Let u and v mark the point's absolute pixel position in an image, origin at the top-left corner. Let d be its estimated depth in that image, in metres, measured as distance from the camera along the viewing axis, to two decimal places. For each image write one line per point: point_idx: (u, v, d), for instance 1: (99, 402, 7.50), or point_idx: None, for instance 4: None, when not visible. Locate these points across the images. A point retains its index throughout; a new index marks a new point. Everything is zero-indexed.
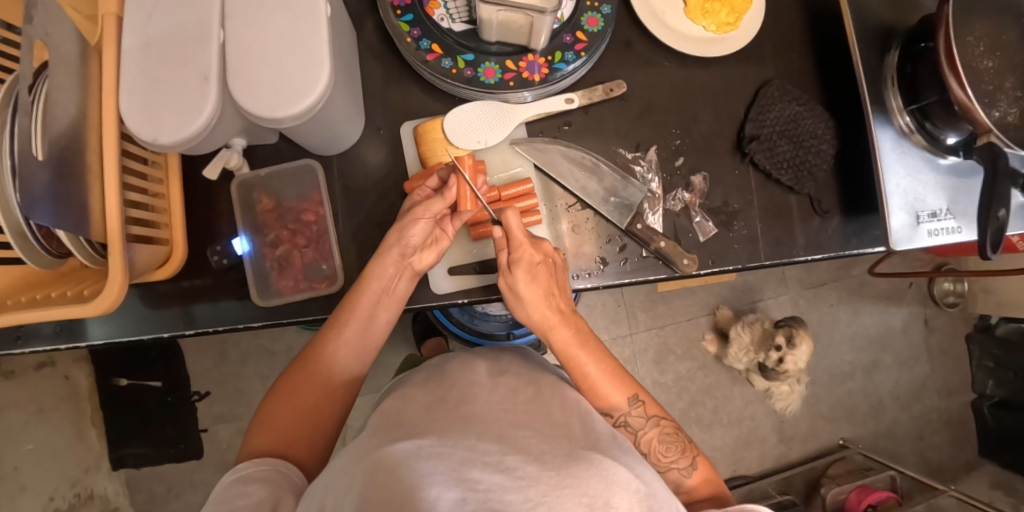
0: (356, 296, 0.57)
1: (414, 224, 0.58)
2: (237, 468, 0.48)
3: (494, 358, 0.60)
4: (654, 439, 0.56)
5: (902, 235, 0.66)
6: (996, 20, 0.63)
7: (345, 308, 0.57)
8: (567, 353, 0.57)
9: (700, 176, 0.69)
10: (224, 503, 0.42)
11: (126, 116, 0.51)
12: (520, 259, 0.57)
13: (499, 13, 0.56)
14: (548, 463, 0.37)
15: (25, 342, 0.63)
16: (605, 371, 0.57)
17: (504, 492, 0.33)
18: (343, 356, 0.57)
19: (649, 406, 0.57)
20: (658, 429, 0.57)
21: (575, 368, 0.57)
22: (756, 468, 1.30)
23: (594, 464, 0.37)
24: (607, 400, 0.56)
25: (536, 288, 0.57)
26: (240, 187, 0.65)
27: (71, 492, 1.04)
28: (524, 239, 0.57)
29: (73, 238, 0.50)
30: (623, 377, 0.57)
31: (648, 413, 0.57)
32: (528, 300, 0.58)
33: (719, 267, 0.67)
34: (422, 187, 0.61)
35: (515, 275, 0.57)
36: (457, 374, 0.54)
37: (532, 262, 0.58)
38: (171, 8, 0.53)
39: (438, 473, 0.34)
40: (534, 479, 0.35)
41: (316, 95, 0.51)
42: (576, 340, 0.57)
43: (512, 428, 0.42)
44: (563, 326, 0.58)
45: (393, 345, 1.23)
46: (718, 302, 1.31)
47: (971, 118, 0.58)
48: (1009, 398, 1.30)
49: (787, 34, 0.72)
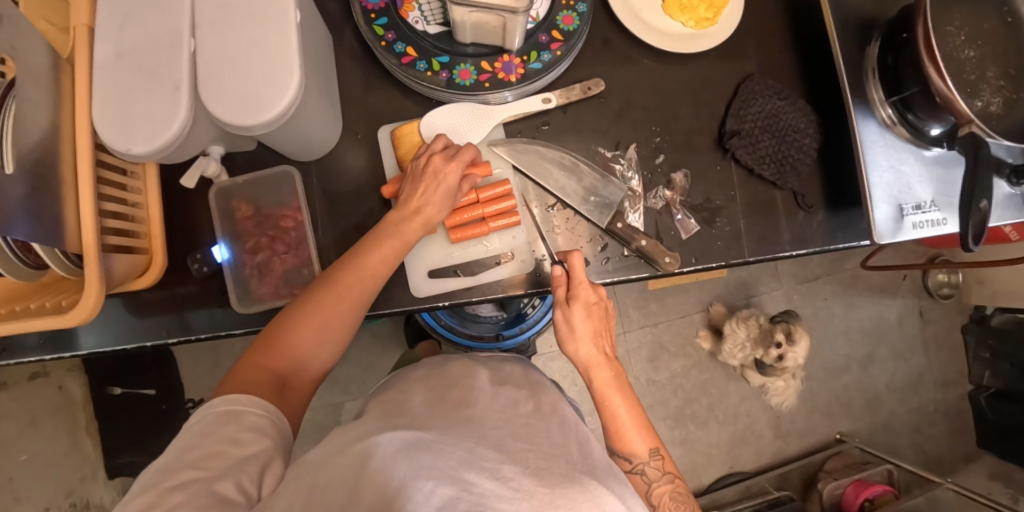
0: (384, 241, 0.57)
1: (448, 176, 0.60)
2: (233, 399, 0.46)
3: (495, 366, 0.59)
4: (666, 494, 0.54)
5: (885, 227, 0.65)
6: (976, 9, 0.62)
7: (375, 248, 0.56)
8: (603, 394, 0.57)
9: (681, 173, 0.68)
10: (212, 434, 0.42)
11: (100, 128, 0.51)
12: (578, 295, 0.58)
13: (472, 14, 0.56)
14: (544, 479, 0.35)
15: (11, 353, 0.63)
16: (635, 418, 0.56)
17: (498, 500, 0.32)
18: (365, 296, 0.56)
19: (667, 461, 0.55)
20: (672, 487, 0.55)
21: (607, 410, 0.56)
22: (753, 464, 1.29)
23: (587, 488, 0.35)
24: (628, 446, 0.55)
25: (589, 327, 0.58)
26: (218, 195, 0.65)
27: (67, 501, 1.04)
28: (583, 278, 0.58)
29: (50, 253, 0.50)
30: (650, 429, 0.56)
31: (666, 469, 0.55)
32: (580, 336, 0.58)
33: (703, 264, 0.67)
34: (463, 157, 0.60)
35: (572, 310, 0.58)
36: (458, 377, 0.53)
37: (588, 301, 0.58)
38: (142, 18, 0.53)
39: (436, 467, 0.33)
40: (527, 493, 0.33)
41: (287, 101, 0.51)
42: (615, 383, 0.57)
43: (511, 439, 0.40)
44: (604, 367, 0.58)
45: (386, 348, 1.23)
46: (711, 299, 1.30)
47: (952, 109, 0.58)
48: (1007, 389, 1.28)
49: (766, 28, 0.72)
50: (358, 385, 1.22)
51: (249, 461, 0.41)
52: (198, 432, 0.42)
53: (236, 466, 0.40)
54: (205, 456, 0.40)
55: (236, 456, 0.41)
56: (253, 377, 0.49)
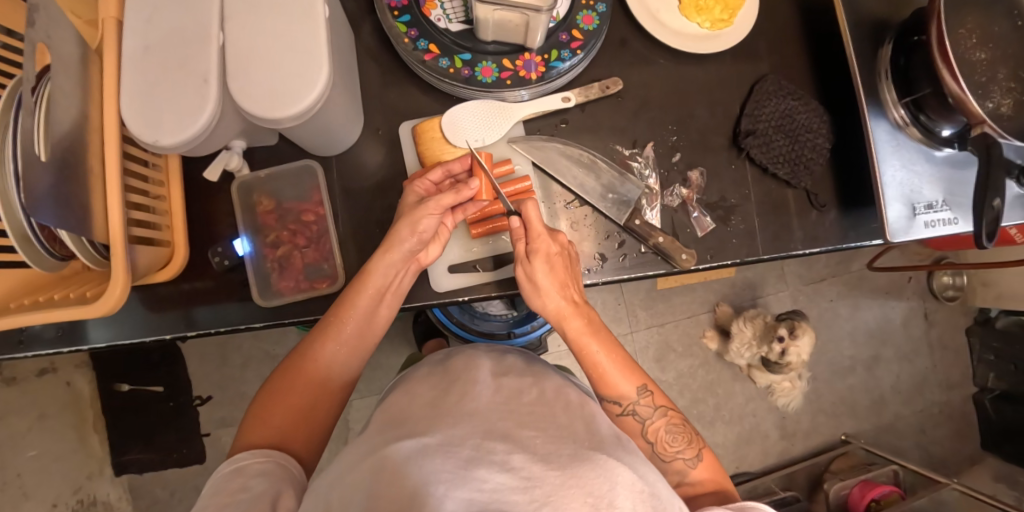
0: (357, 292, 0.57)
1: (423, 218, 0.58)
2: (237, 459, 0.48)
3: (498, 356, 0.58)
4: (661, 428, 0.56)
5: (898, 226, 0.66)
6: (988, 13, 0.63)
7: (350, 297, 0.58)
8: (579, 343, 0.58)
9: (697, 171, 0.69)
10: (224, 495, 0.43)
11: (127, 119, 0.52)
12: (537, 249, 0.57)
13: (495, 12, 0.57)
14: (553, 463, 0.35)
15: (27, 346, 0.62)
16: (616, 360, 0.57)
17: (510, 492, 0.32)
18: (349, 345, 0.58)
19: (657, 396, 0.57)
20: (666, 420, 0.56)
21: (587, 358, 0.57)
22: (759, 464, 1.30)
23: (598, 464, 0.35)
24: (616, 390, 0.57)
25: (553, 280, 0.58)
26: (240, 188, 0.65)
27: (73, 498, 1.08)
28: (541, 229, 0.58)
29: (75, 239, 0.50)
30: (635, 369, 0.58)
31: (656, 403, 0.57)
32: (545, 290, 0.58)
33: (718, 262, 0.68)
34: (422, 180, 0.62)
35: (533, 265, 0.57)
36: (464, 371, 0.52)
37: (549, 252, 0.58)
38: (172, 11, 0.54)
39: (445, 471, 0.33)
40: (539, 479, 0.33)
41: (316, 94, 0.51)
42: (589, 329, 0.58)
43: (518, 427, 0.40)
44: (575, 316, 0.58)
45: (395, 346, 1.24)
46: (718, 299, 1.31)
47: (964, 109, 0.59)
48: (1009, 391, 1.31)
49: (782, 31, 0.73)
50: (365, 384, 1.22)
51: (260, 496, 0.43)
52: (209, 492, 0.44)
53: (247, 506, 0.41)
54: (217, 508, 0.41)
55: (246, 498, 0.42)
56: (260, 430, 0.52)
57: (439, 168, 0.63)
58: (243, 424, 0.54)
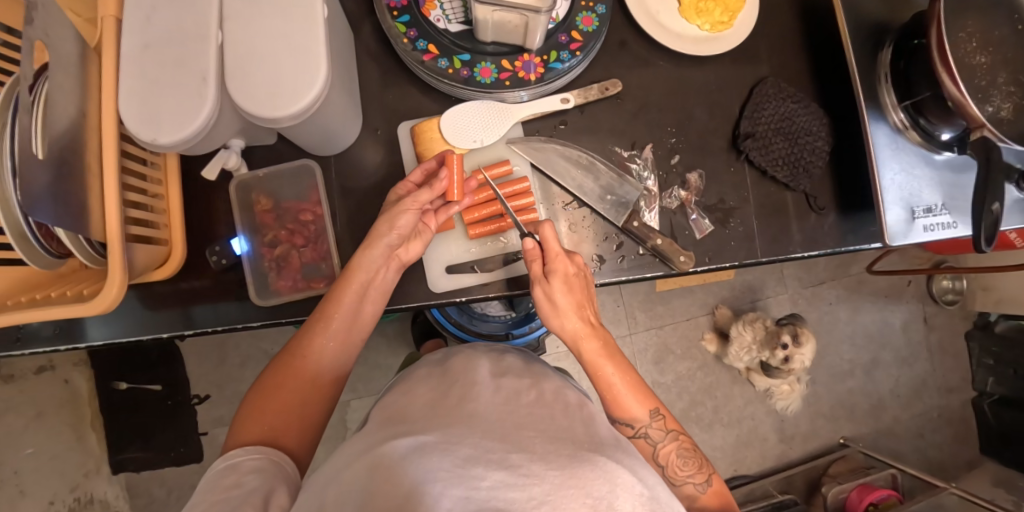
0: (341, 289, 0.58)
1: (402, 216, 0.58)
2: (232, 455, 0.48)
3: (496, 357, 0.57)
4: (672, 452, 0.57)
5: (897, 230, 0.66)
6: (988, 16, 0.63)
7: (335, 299, 0.58)
8: (594, 364, 0.58)
9: (696, 174, 0.69)
10: (218, 492, 0.43)
11: (126, 117, 0.52)
12: (555, 269, 0.58)
13: (494, 13, 0.57)
14: (553, 462, 0.35)
15: (25, 344, 0.62)
16: (629, 383, 0.58)
17: (508, 490, 0.32)
18: (337, 343, 0.58)
19: (669, 420, 0.58)
20: (677, 443, 0.58)
21: (601, 379, 0.58)
22: (757, 467, 1.29)
23: (598, 466, 0.35)
24: (629, 413, 0.57)
25: (571, 300, 0.58)
26: (239, 187, 0.65)
27: (71, 496, 1.06)
28: (558, 250, 0.58)
29: (72, 236, 0.49)
30: (647, 393, 0.58)
31: (668, 428, 0.58)
32: (563, 310, 0.58)
33: (717, 264, 0.68)
34: (405, 183, 0.62)
35: (552, 285, 0.58)
36: (461, 372, 0.51)
37: (567, 273, 0.58)
38: (170, 9, 0.54)
39: (442, 470, 0.32)
40: (538, 478, 0.33)
41: (315, 94, 0.51)
42: (604, 352, 0.58)
43: (517, 429, 0.40)
44: (591, 338, 0.58)
45: (394, 347, 1.24)
46: (717, 302, 1.31)
47: (965, 114, 0.58)
48: (1009, 396, 1.30)
49: (782, 33, 0.73)
50: (363, 384, 1.22)
51: (252, 493, 0.42)
52: (203, 489, 0.44)
53: (242, 501, 0.41)
54: (211, 504, 0.41)
55: (240, 494, 0.42)
56: (255, 430, 0.52)
57: (421, 167, 0.62)
58: (236, 421, 0.53)
